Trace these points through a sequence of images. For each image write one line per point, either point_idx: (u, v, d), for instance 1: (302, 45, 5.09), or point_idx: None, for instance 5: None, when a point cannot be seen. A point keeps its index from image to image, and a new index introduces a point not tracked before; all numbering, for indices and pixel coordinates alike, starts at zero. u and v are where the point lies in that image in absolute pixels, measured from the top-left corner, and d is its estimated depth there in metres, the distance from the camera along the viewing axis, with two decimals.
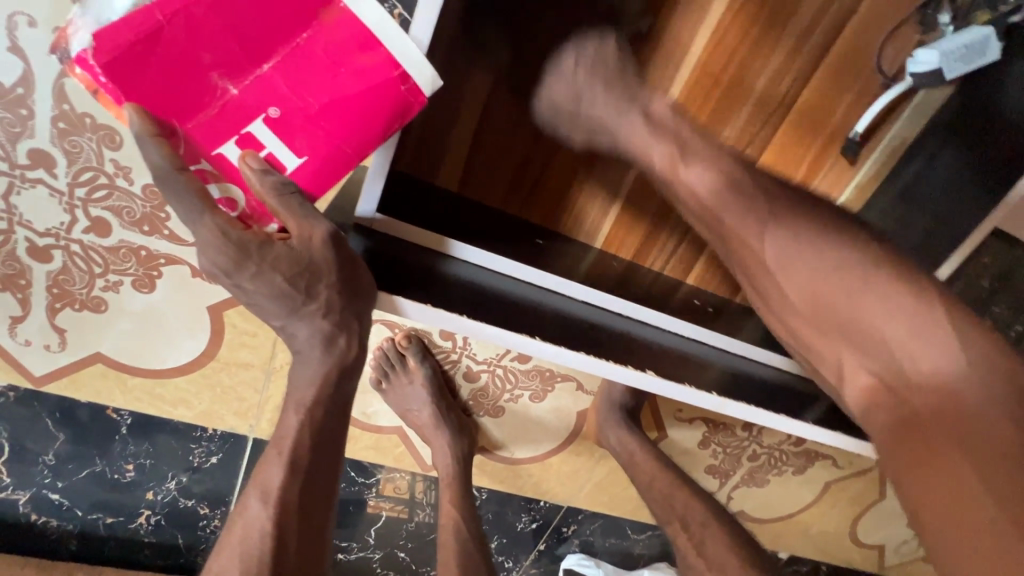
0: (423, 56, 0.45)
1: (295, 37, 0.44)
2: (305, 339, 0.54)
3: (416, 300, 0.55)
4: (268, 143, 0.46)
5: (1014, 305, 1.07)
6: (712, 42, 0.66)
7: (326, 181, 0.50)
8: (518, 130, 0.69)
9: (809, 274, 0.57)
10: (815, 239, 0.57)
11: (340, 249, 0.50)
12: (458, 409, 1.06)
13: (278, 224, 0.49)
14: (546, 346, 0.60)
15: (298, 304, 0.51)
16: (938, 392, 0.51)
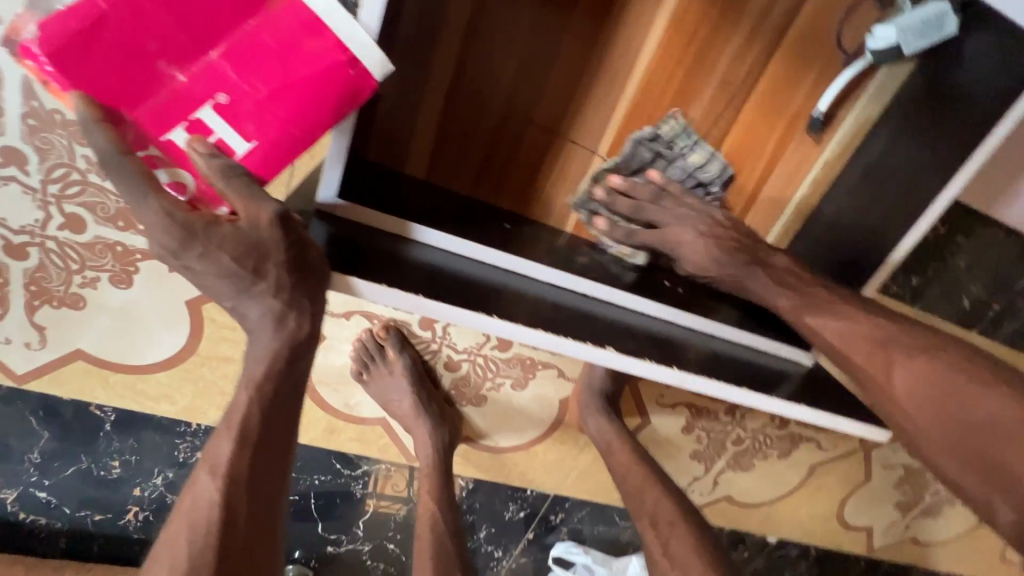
0: (371, 39, 0.46)
1: (244, 25, 0.46)
2: (256, 318, 0.53)
3: (370, 278, 0.54)
4: (216, 129, 0.47)
5: (989, 284, 1.08)
6: (671, 24, 0.67)
7: (278, 166, 0.50)
8: (482, 118, 0.70)
9: (944, 410, 0.61)
10: (948, 376, 0.62)
11: (289, 231, 0.48)
12: (439, 399, 1.06)
13: (227, 207, 0.49)
14: (504, 323, 0.59)
15: (246, 285, 0.50)
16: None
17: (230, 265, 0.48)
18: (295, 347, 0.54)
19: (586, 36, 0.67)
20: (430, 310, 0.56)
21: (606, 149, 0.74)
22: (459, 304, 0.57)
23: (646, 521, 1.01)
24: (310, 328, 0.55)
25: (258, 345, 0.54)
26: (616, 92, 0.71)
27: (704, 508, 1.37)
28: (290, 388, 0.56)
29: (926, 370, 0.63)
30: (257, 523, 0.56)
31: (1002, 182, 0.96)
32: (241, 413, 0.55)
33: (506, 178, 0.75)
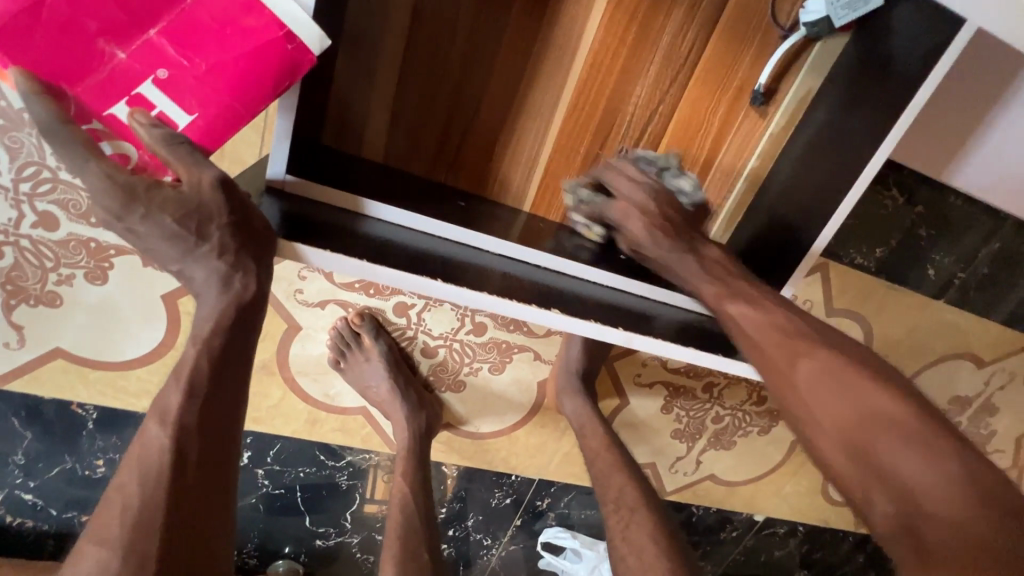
0: (309, 18, 0.50)
1: (181, 5, 0.49)
2: (203, 279, 0.56)
3: (315, 245, 0.55)
4: (158, 102, 0.51)
5: (954, 253, 1.09)
6: (611, 6, 0.70)
7: (220, 137, 0.54)
8: (434, 101, 0.73)
9: (835, 399, 0.59)
10: (848, 375, 0.60)
11: (231, 194, 0.53)
12: (417, 384, 1.09)
13: (171, 174, 0.53)
14: (449, 287, 0.60)
15: (190, 247, 0.54)
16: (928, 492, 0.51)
17: (173, 227, 0.52)
18: (242, 306, 0.57)
19: (530, 19, 0.71)
20: (376, 275, 0.57)
21: (556, 126, 0.76)
22: (403, 268, 0.58)
23: (611, 505, 1.01)
24: (255, 289, 0.58)
25: (204, 306, 0.56)
26: (563, 68, 0.73)
27: (673, 494, 1.39)
28: (238, 349, 0.59)
29: (824, 367, 0.62)
30: (210, 489, 0.57)
31: (956, 151, 0.98)
32: (189, 365, 0.56)
33: (462, 157, 0.77)
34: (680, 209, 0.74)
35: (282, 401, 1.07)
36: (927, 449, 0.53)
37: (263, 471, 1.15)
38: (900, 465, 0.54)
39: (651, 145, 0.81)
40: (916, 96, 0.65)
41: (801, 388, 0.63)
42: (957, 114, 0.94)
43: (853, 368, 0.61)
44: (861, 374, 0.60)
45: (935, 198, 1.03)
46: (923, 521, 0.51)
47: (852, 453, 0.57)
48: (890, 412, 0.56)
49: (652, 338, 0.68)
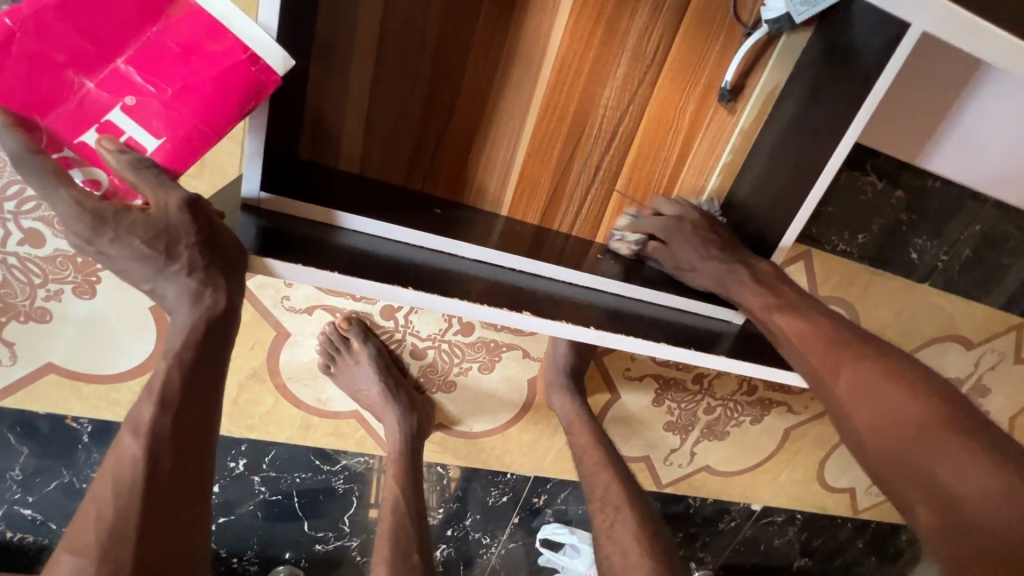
0: (272, 40, 0.51)
1: (147, 33, 0.50)
2: (174, 297, 0.56)
3: (284, 258, 0.56)
4: (125, 128, 0.52)
5: (936, 236, 1.10)
6: (575, 12, 0.72)
7: (189, 158, 0.54)
8: (406, 110, 0.74)
9: (876, 404, 0.68)
10: (886, 386, 0.68)
11: (199, 215, 0.54)
12: (408, 386, 1.10)
13: (139, 198, 0.53)
14: (420, 295, 0.61)
15: (161, 267, 0.54)
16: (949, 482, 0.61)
17: (143, 248, 0.52)
18: (213, 319, 0.58)
19: (496, 23, 0.72)
20: (347, 286, 0.58)
21: (529, 130, 0.78)
22: (374, 277, 0.59)
23: (597, 503, 1.02)
24: (226, 304, 0.58)
25: (177, 320, 0.57)
26: (531, 75, 0.75)
27: (668, 486, 1.40)
28: (212, 359, 0.59)
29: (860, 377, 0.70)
30: (185, 498, 0.57)
31: (931, 136, 0.99)
32: (161, 378, 0.57)
33: (437, 164, 0.78)
34: (728, 232, 0.80)
35: (274, 408, 1.09)
36: (958, 448, 0.61)
37: (259, 478, 1.16)
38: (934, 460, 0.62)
39: (624, 144, 0.82)
40: (871, 93, 0.66)
41: (838, 393, 0.71)
42: (926, 100, 0.95)
43: (889, 377, 0.68)
44: (898, 383, 0.68)
45: (915, 183, 1.04)
46: (966, 526, 0.58)
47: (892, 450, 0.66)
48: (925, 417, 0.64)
49: (624, 335, 0.69)
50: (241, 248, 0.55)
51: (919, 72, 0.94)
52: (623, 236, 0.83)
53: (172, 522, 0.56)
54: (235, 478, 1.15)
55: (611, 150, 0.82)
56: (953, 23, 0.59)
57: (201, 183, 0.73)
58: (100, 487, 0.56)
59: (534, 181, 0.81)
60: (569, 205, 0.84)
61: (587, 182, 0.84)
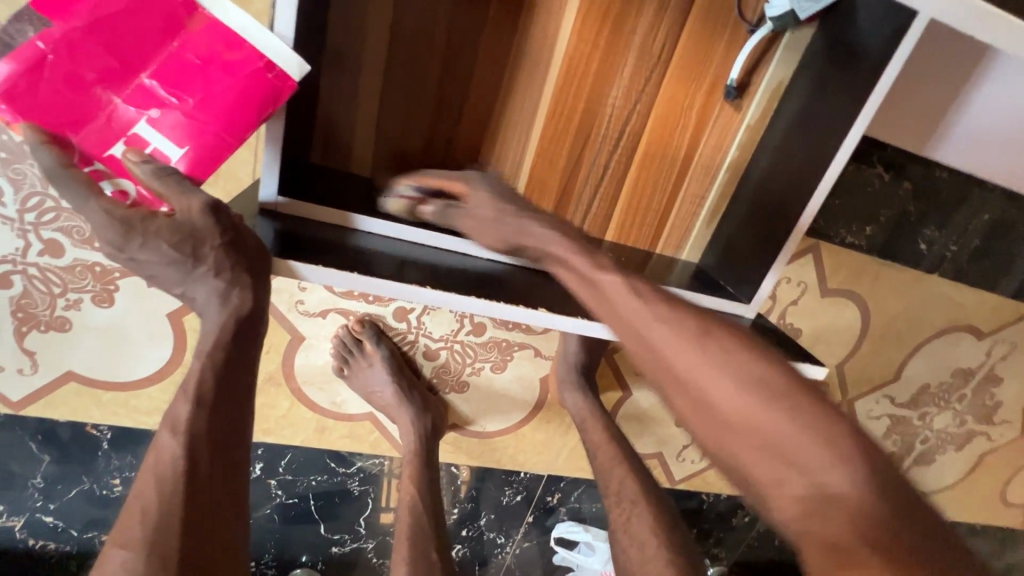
0: (289, 48, 0.52)
1: (168, 47, 0.51)
2: (203, 300, 0.57)
3: (306, 260, 0.57)
4: (151, 140, 0.53)
5: (944, 226, 1.10)
6: (580, 14, 0.73)
7: (210, 167, 0.55)
8: (416, 115, 0.75)
9: (741, 393, 0.48)
10: (726, 355, 0.50)
11: (222, 217, 0.55)
12: (422, 386, 1.11)
13: (165, 206, 0.54)
14: (438, 293, 0.61)
15: (189, 269, 0.55)
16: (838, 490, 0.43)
17: (171, 252, 0.54)
18: (240, 320, 0.59)
19: (504, 27, 0.73)
20: (368, 286, 0.59)
21: (537, 132, 0.78)
22: (393, 277, 0.60)
23: (614, 499, 1.02)
24: (254, 306, 0.59)
25: (209, 321, 0.58)
26: (539, 77, 0.75)
27: (681, 482, 1.40)
28: (237, 362, 0.60)
29: (719, 353, 0.50)
30: (222, 497, 0.58)
31: (935, 126, 0.99)
32: (193, 378, 0.58)
33: (448, 168, 0.79)
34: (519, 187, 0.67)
35: (290, 411, 1.10)
36: (842, 447, 0.44)
37: (276, 481, 1.17)
38: (808, 459, 0.45)
39: (632, 142, 0.83)
40: (889, 65, 0.65)
41: (690, 379, 0.50)
42: (926, 90, 0.96)
43: (754, 357, 0.50)
44: (763, 364, 0.50)
45: (922, 173, 1.04)
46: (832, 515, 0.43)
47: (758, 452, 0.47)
48: (800, 407, 0.47)
49: None
50: (263, 250, 0.56)
51: (922, 62, 0.94)
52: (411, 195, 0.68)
53: (211, 522, 0.57)
54: (252, 482, 1.16)
55: (619, 148, 0.83)
56: (960, 10, 0.59)
57: (216, 191, 0.74)
58: (133, 488, 0.57)
59: (543, 182, 0.82)
60: (577, 205, 0.85)
61: (597, 180, 0.84)
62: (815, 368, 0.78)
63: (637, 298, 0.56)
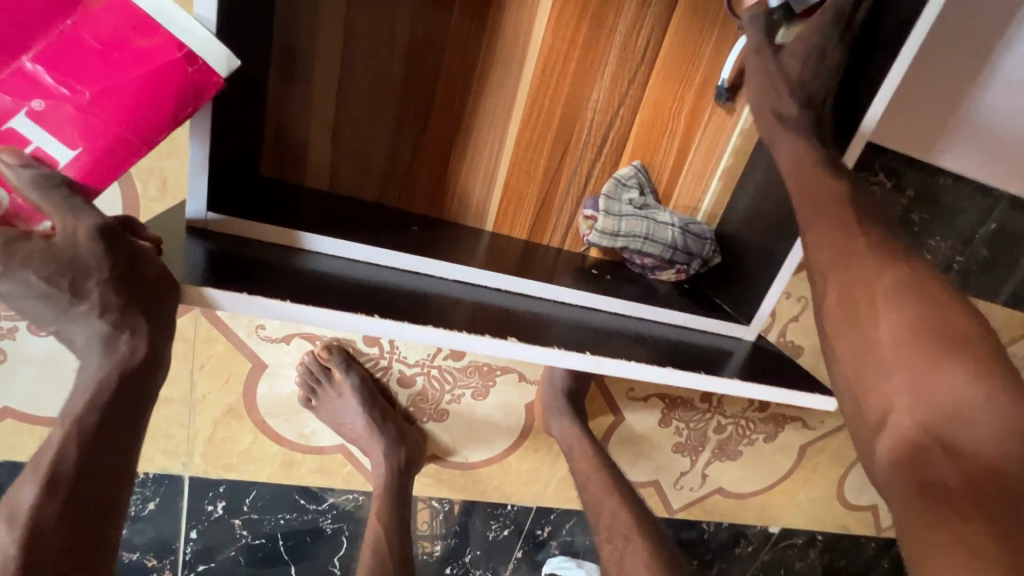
0: (212, 37, 0.45)
1: (59, 26, 0.42)
2: (83, 344, 0.45)
3: (228, 287, 0.50)
4: (32, 137, 0.43)
5: (950, 237, 1.01)
6: (554, 14, 0.67)
7: (111, 173, 0.47)
8: (377, 121, 0.68)
9: (896, 332, 0.51)
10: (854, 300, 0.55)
11: (114, 245, 0.45)
12: (397, 416, 1.03)
13: (47, 222, 0.45)
14: (390, 324, 0.54)
15: (64, 306, 0.44)
16: (992, 477, 0.43)
17: (41, 285, 0.43)
18: (127, 376, 0.46)
19: (470, 26, 0.66)
20: (304, 316, 0.52)
21: (510, 138, 0.72)
22: (337, 307, 0.52)
23: (604, 533, 0.93)
24: (148, 354, 0.47)
25: (85, 374, 0.45)
26: (512, 78, 0.69)
27: (678, 512, 1.31)
28: (130, 418, 0.46)
29: (908, 306, 0.51)
30: None
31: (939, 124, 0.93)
32: (48, 454, 0.43)
33: (413, 179, 0.72)
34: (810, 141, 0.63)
35: (254, 445, 1.01)
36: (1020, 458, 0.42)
37: (240, 521, 1.07)
38: (955, 434, 0.45)
39: (616, 150, 0.76)
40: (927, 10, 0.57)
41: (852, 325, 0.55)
42: (928, 96, 0.90)
43: (938, 319, 0.50)
44: (939, 329, 0.49)
45: (922, 180, 0.96)
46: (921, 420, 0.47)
47: (889, 389, 0.50)
48: (986, 386, 0.45)
49: (625, 361, 0.62)
50: (167, 276, 0.47)
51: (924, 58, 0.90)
52: (660, 217, 0.75)
53: None
54: (214, 523, 1.06)
55: (601, 157, 0.76)
56: None
57: (166, 206, 0.67)
58: None
59: (520, 193, 0.76)
60: (558, 216, 0.78)
61: (580, 188, 0.78)
62: (825, 399, 0.70)
63: (845, 238, 0.58)
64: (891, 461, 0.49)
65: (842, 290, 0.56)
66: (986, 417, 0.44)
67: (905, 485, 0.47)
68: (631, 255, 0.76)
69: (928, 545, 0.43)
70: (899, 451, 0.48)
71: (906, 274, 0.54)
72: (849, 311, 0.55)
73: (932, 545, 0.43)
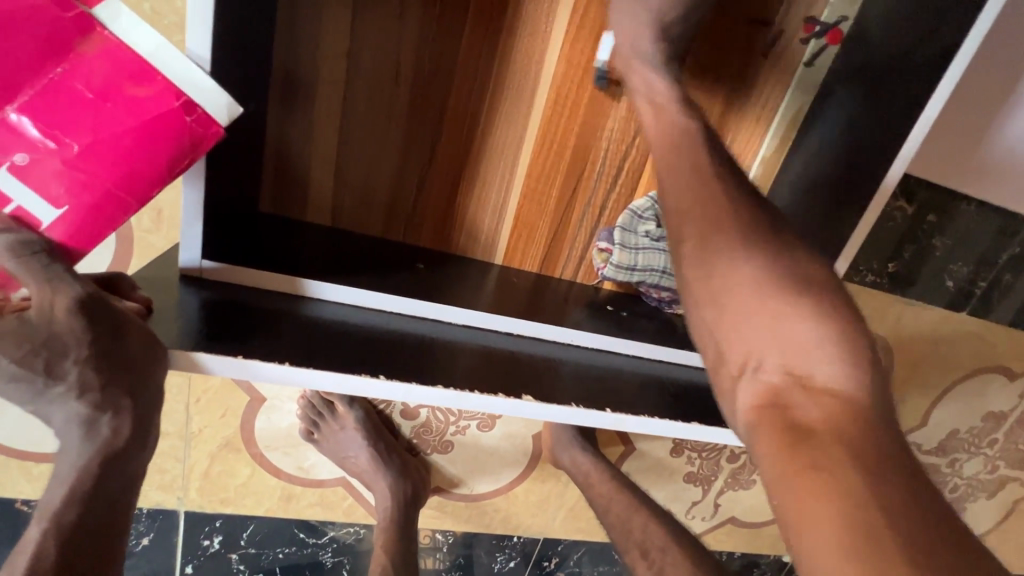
0: (212, 85, 0.41)
1: (47, 74, 0.38)
2: (62, 424, 0.42)
3: (221, 350, 0.45)
4: (14, 195, 0.40)
5: (974, 262, 0.95)
6: (568, 37, 0.64)
7: (96, 234, 0.43)
8: (381, 155, 0.65)
9: (761, 264, 0.45)
10: (717, 256, 0.46)
11: (95, 318, 0.41)
12: (400, 449, 0.99)
13: (24, 290, 0.41)
14: (396, 385, 0.49)
15: (39, 388, 0.40)
16: (851, 414, 0.39)
17: (13, 367, 0.39)
18: (112, 459, 0.43)
19: (482, 57, 0.63)
20: (302, 379, 0.47)
21: (522, 171, 0.69)
22: (339, 368, 0.48)
23: (637, 551, 0.94)
24: (133, 431, 0.44)
25: (66, 458, 0.42)
26: (524, 108, 0.66)
27: (705, 535, 1.27)
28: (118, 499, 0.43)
29: (765, 242, 0.46)
30: None
31: (963, 152, 0.86)
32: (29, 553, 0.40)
33: (420, 213, 0.69)
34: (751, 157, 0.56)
35: (251, 479, 0.97)
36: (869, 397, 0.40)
37: (237, 556, 1.03)
38: (816, 374, 0.41)
39: (632, 180, 0.73)
40: (974, 28, 0.56)
41: (717, 282, 0.45)
42: (964, 112, 0.83)
43: (800, 261, 0.46)
44: (799, 266, 0.45)
45: (949, 207, 0.90)
46: (803, 398, 0.40)
47: (757, 329, 0.43)
48: (837, 325, 0.42)
49: (648, 418, 0.58)
50: (154, 345, 0.43)
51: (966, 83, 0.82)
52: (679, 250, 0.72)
53: None
54: (209, 558, 1.01)
55: (616, 188, 0.73)
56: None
57: (160, 239, 0.64)
58: None
59: (531, 226, 0.72)
60: (571, 248, 0.75)
61: (593, 219, 0.74)
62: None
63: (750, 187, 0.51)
64: (755, 403, 0.42)
65: (702, 248, 0.47)
66: (836, 356, 0.41)
67: (776, 428, 0.40)
68: (648, 290, 0.74)
69: (808, 492, 0.36)
70: (764, 394, 0.42)
71: (785, 221, 0.49)
72: (707, 249, 0.47)
73: (815, 492, 0.36)
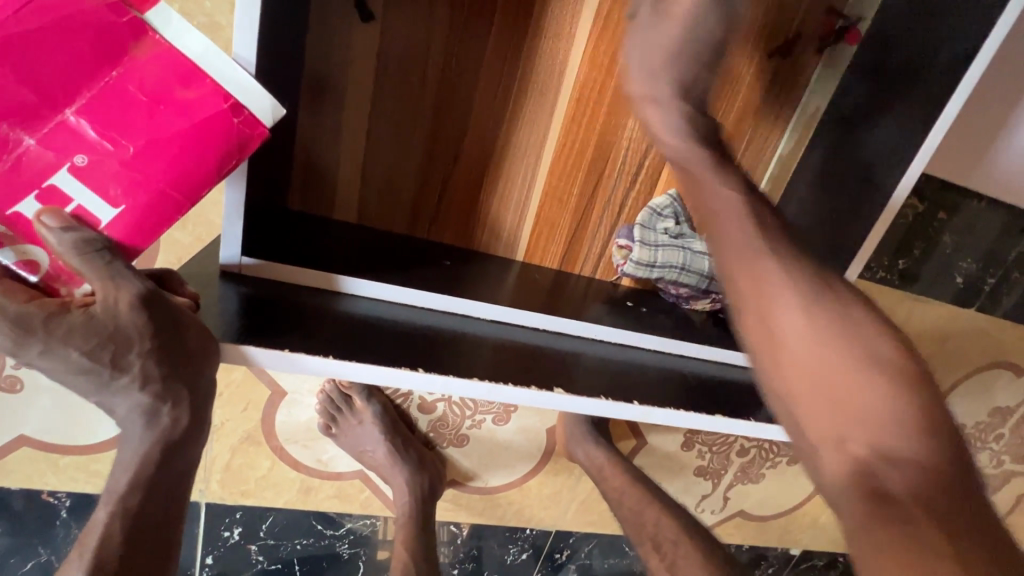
0: (256, 87, 0.42)
1: (105, 77, 0.40)
2: (124, 416, 0.44)
3: (268, 345, 0.47)
4: (76, 196, 0.41)
5: (983, 258, 0.96)
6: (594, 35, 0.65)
7: (150, 233, 0.44)
8: (408, 153, 0.67)
9: (820, 326, 0.45)
10: (776, 298, 0.46)
11: (154, 312, 0.42)
12: (418, 443, 1.01)
13: (86, 286, 0.43)
14: (432, 378, 0.51)
15: (104, 380, 0.42)
16: (946, 486, 0.39)
17: (81, 360, 0.41)
18: (170, 448, 0.45)
19: (507, 57, 0.64)
20: (343, 372, 0.49)
21: (545, 169, 0.70)
22: (378, 361, 0.50)
23: (649, 544, 0.97)
24: (189, 422, 0.46)
25: (127, 447, 0.45)
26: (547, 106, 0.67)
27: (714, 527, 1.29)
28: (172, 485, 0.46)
29: (826, 295, 0.46)
30: None
31: (976, 149, 0.87)
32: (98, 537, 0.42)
33: (445, 210, 0.70)
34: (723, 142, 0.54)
35: (271, 472, 0.99)
36: (953, 458, 0.41)
37: (256, 547, 1.05)
38: (901, 445, 0.40)
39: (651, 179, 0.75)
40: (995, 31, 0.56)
41: (784, 337, 0.45)
42: (978, 111, 0.84)
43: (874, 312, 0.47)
44: (888, 327, 0.46)
45: (960, 203, 0.91)
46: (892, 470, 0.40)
47: (830, 397, 0.43)
48: (907, 382, 0.43)
49: (671, 410, 0.59)
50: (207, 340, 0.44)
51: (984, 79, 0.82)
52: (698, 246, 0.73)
53: None
54: (229, 549, 1.03)
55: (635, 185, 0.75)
56: None
57: (188, 235, 0.65)
58: None
59: (553, 223, 0.74)
60: (591, 245, 0.76)
61: (614, 215, 0.76)
62: None
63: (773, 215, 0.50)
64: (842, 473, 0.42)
65: (751, 293, 0.46)
66: (919, 422, 0.41)
67: (868, 503, 0.40)
68: (666, 285, 0.74)
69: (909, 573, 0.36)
70: (848, 465, 0.41)
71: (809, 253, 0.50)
72: (762, 295, 0.46)
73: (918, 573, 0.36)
